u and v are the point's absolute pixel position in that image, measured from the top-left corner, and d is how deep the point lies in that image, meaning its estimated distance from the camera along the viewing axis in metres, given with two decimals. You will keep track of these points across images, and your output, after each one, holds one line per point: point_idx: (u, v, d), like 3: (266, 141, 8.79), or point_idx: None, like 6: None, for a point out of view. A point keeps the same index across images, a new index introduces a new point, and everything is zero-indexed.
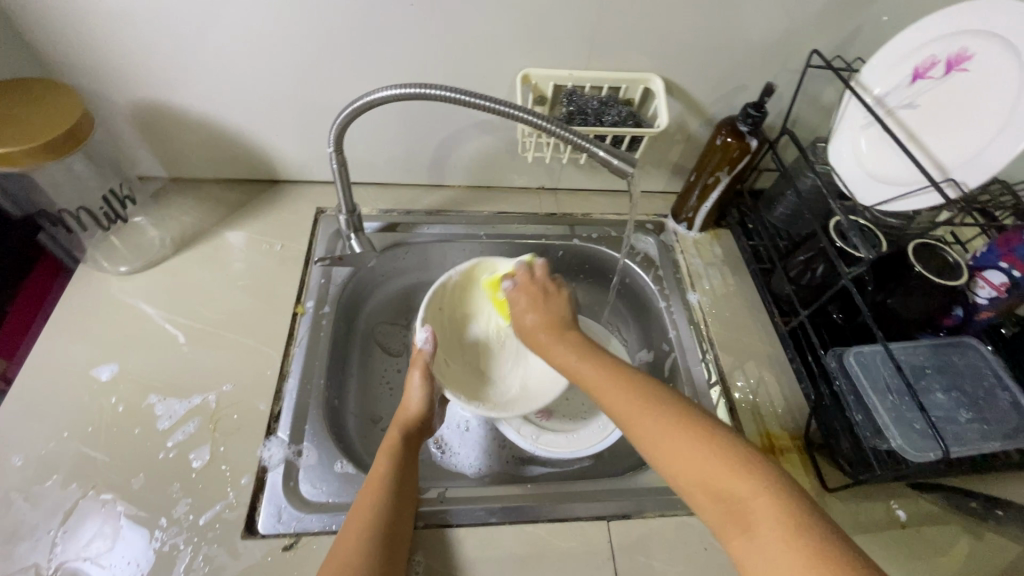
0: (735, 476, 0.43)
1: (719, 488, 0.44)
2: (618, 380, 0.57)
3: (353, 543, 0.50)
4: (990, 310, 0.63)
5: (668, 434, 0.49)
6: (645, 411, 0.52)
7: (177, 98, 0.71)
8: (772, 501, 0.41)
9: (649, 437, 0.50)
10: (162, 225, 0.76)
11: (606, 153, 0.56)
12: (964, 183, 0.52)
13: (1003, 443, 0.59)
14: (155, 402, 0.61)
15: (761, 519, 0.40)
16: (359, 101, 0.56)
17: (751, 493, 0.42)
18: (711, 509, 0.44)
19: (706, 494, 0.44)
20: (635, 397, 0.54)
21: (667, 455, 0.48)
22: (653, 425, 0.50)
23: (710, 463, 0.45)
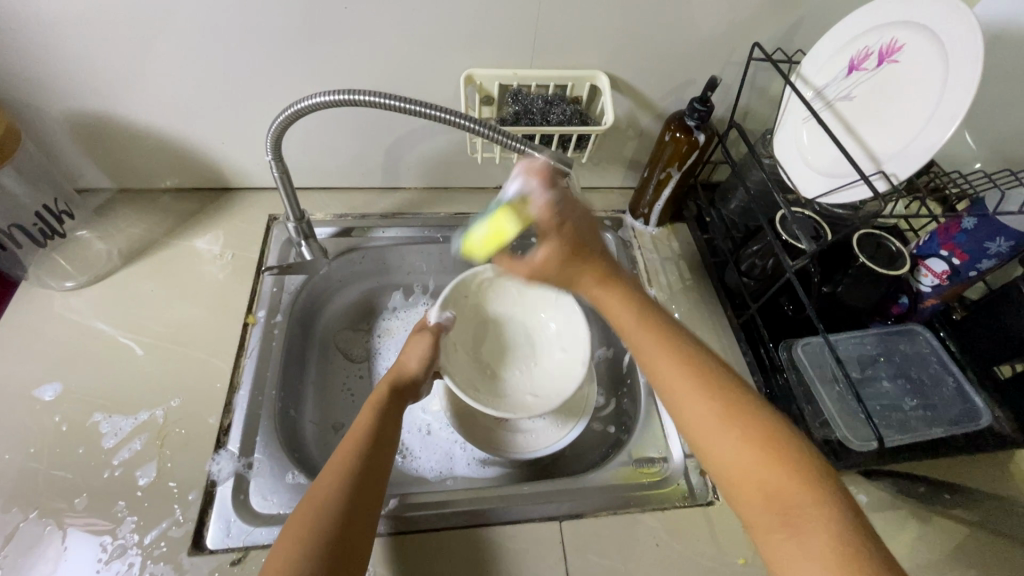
0: (794, 484, 0.42)
1: (769, 487, 0.43)
2: (665, 343, 0.54)
3: (321, 487, 0.50)
4: (935, 297, 0.64)
5: (724, 422, 0.47)
6: (698, 389, 0.49)
7: (116, 109, 0.70)
8: (829, 518, 0.40)
9: (700, 420, 0.48)
10: (108, 238, 0.75)
11: (542, 155, 0.56)
12: (895, 175, 0.52)
13: (947, 429, 0.60)
14: (100, 420, 0.60)
15: (810, 529, 0.40)
16: (290, 110, 0.55)
17: (807, 503, 0.41)
18: (755, 508, 0.44)
19: (756, 492, 0.44)
20: (683, 365, 0.51)
21: (720, 442, 0.47)
22: (707, 408, 0.48)
23: (768, 463, 0.44)
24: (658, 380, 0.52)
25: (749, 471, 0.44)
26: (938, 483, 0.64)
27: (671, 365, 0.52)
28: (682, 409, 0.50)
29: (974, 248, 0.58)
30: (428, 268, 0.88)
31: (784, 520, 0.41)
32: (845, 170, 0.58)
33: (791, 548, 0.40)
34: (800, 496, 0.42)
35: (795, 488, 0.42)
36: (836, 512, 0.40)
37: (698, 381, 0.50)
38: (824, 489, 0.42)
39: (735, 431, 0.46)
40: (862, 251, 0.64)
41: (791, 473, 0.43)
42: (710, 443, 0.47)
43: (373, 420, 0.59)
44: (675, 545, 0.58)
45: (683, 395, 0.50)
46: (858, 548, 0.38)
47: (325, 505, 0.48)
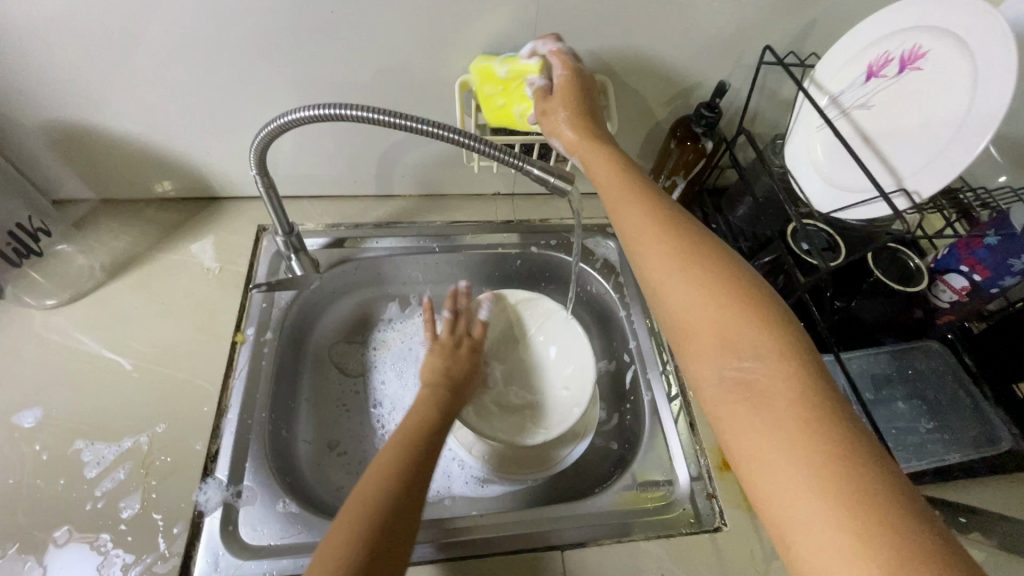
0: (754, 336, 0.41)
1: (730, 342, 0.42)
2: (649, 219, 0.50)
3: (368, 487, 0.49)
4: (953, 313, 0.61)
5: (690, 285, 0.45)
6: (666, 251, 0.48)
7: (95, 119, 0.66)
8: (787, 373, 0.39)
9: (665, 289, 0.47)
10: (91, 251, 0.72)
11: (541, 171, 0.52)
12: (917, 192, 0.49)
13: (965, 454, 0.58)
14: (83, 448, 0.58)
15: (772, 396, 0.38)
16: (273, 124, 0.52)
17: (764, 358, 0.40)
18: (709, 365, 0.43)
19: (716, 349, 0.42)
20: (663, 237, 0.49)
21: (684, 305, 0.45)
22: (672, 268, 0.47)
23: (728, 316, 0.43)
24: (618, 214, 0.53)
25: (708, 336, 0.43)
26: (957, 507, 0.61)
27: (647, 229, 0.50)
28: (647, 272, 0.49)
29: (997, 264, 0.55)
30: (424, 279, 0.85)
31: (747, 389, 0.40)
32: (863, 185, 0.55)
33: (744, 409, 0.39)
34: (764, 353, 0.40)
35: (754, 337, 0.41)
36: (795, 369, 0.39)
37: (671, 243, 0.48)
38: (789, 351, 0.40)
39: (697, 291, 0.45)
40: (876, 267, 0.63)
41: (755, 328, 0.41)
42: (671, 303, 0.46)
43: (424, 430, 0.59)
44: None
45: (651, 256, 0.49)
46: (814, 405, 0.37)
47: (372, 505, 0.47)
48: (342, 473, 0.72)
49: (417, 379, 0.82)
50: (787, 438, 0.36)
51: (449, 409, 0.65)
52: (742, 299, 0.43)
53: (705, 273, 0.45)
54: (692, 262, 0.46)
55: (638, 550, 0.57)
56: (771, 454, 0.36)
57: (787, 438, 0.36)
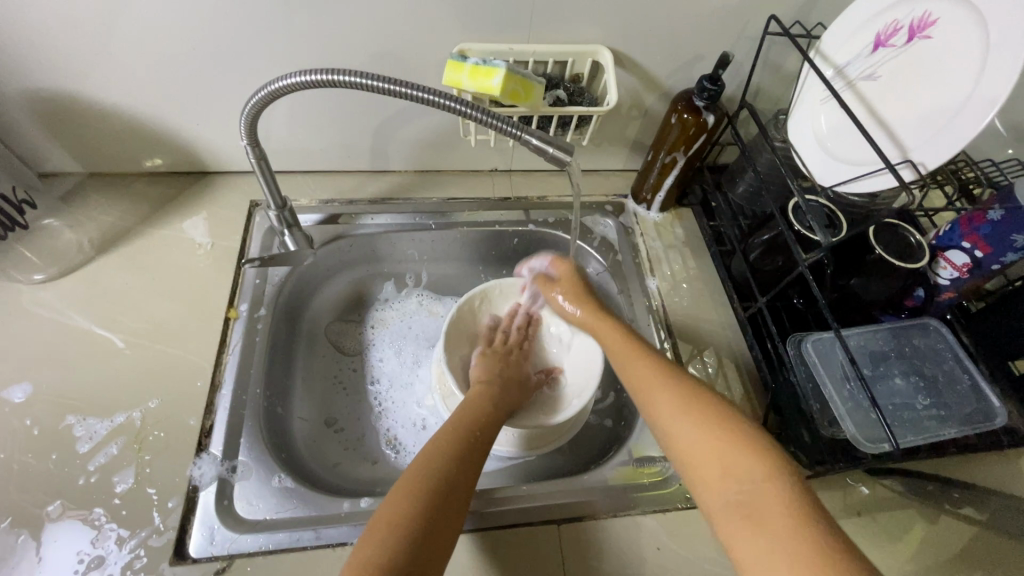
0: (752, 462, 0.45)
1: (731, 470, 0.45)
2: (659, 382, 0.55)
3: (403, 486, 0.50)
4: (953, 290, 0.61)
5: (693, 428, 0.49)
6: (671, 408, 0.52)
7: (79, 88, 0.64)
8: (785, 496, 0.42)
9: (673, 432, 0.51)
10: (79, 226, 0.71)
11: (540, 141, 0.51)
12: (922, 164, 0.48)
13: (961, 429, 0.57)
14: (74, 423, 0.57)
15: (772, 516, 0.41)
16: (263, 91, 0.50)
17: (761, 484, 0.43)
18: (715, 490, 0.45)
19: (718, 475, 0.46)
20: (667, 391, 0.53)
21: (690, 449, 0.49)
22: (679, 418, 0.51)
23: (729, 448, 0.46)
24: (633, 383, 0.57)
25: (712, 465, 0.47)
26: (948, 481, 0.61)
27: (661, 397, 0.53)
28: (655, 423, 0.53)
29: (999, 240, 0.55)
30: (420, 257, 0.84)
31: (744, 514, 0.42)
32: (867, 158, 0.54)
33: (747, 532, 0.41)
34: (761, 477, 0.44)
35: (753, 466, 0.44)
36: (792, 493, 0.42)
37: (681, 402, 0.52)
38: (784, 476, 0.43)
39: (700, 430, 0.49)
40: (877, 242, 0.62)
41: (756, 458, 0.45)
42: (678, 442, 0.50)
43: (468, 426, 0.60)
44: (676, 550, 0.56)
45: (661, 422, 0.52)
46: (813, 526, 0.39)
47: (408, 509, 0.48)
48: (339, 451, 0.72)
49: (414, 358, 0.82)
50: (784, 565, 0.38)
51: (497, 406, 0.65)
52: (741, 429, 0.47)
53: (711, 416, 0.49)
54: (699, 410, 0.50)
55: (635, 524, 0.57)
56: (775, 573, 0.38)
57: (790, 558, 0.38)
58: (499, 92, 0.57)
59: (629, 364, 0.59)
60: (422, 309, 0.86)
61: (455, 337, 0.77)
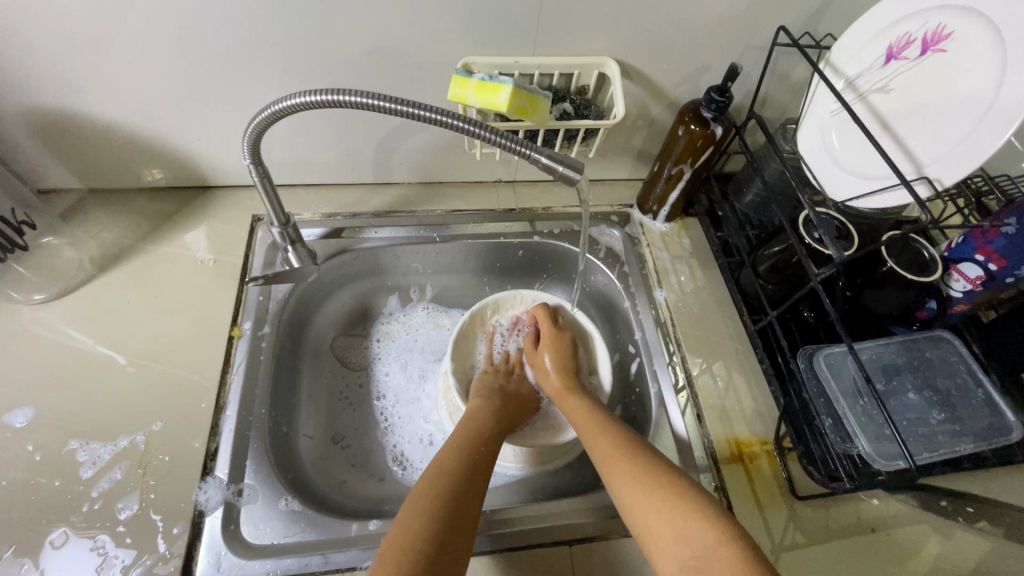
0: (704, 526, 0.46)
1: (684, 536, 0.46)
2: (617, 450, 0.56)
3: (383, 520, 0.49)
4: (966, 302, 0.61)
5: (647, 495, 0.50)
6: (630, 472, 0.53)
7: (77, 104, 0.63)
8: (734, 557, 0.43)
9: (626, 497, 0.52)
10: (78, 243, 0.69)
11: (549, 160, 0.50)
12: (938, 180, 0.47)
13: (976, 444, 0.57)
14: (77, 448, 0.56)
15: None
16: (267, 111, 0.49)
17: (712, 547, 0.44)
18: (671, 557, 0.46)
19: (672, 541, 0.46)
20: (623, 458, 0.55)
21: (645, 515, 0.49)
22: (633, 486, 0.52)
23: (678, 514, 0.47)
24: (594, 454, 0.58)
25: (665, 534, 0.47)
26: (963, 495, 0.61)
27: (616, 464, 0.55)
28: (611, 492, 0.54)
29: (1014, 254, 0.54)
30: (424, 270, 0.83)
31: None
32: (881, 172, 0.53)
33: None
34: (712, 541, 0.45)
35: (702, 530, 0.46)
36: (742, 555, 0.43)
37: (633, 469, 0.53)
38: (733, 538, 0.44)
39: (653, 498, 0.50)
40: (890, 254, 0.60)
41: (702, 523, 0.46)
42: (633, 509, 0.50)
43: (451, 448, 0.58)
44: None
45: (619, 489, 0.53)
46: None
47: (419, 524, 0.48)
48: (346, 468, 0.71)
49: (421, 372, 0.81)
50: None
51: (499, 419, 0.65)
52: (689, 495, 0.49)
53: (662, 482, 0.51)
54: (651, 476, 0.52)
55: None
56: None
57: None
58: (506, 108, 0.56)
59: (590, 433, 0.60)
60: (429, 322, 0.86)
61: (458, 351, 0.76)
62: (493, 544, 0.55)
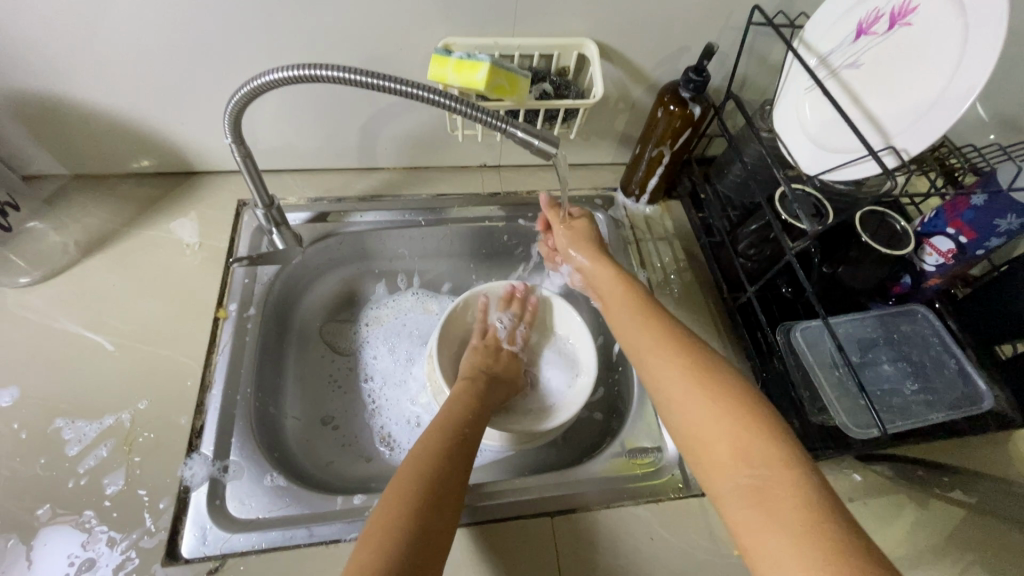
0: (759, 443, 0.42)
1: (740, 448, 0.42)
2: (670, 353, 0.51)
3: (393, 501, 0.47)
4: (938, 276, 0.62)
5: (705, 404, 0.46)
6: (680, 373, 0.49)
7: (59, 89, 0.63)
8: (796, 481, 0.39)
9: (682, 407, 0.48)
10: (64, 228, 0.70)
11: (525, 134, 0.50)
12: (904, 150, 0.49)
13: (948, 412, 0.58)
14: (63, 426, 0.57)
15: (781, 502, 0.38)
16: (245, 88, 0.50)
17: (772, 466, 0.40)
18: (723, 471, 0.43)
19: (727, 454, 0.43)
20: (676, 363, 0.50)
21: (698, 424, 0.46)
22: (688, 392, 0.48)
23: (734, 426, 0.44)
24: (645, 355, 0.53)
25: (721, 444, 0.43)
26: (937, 465, 0.63)
27: (668, 368, 0.50)
28: (664, 397, 0.50)
29: (984, 225, 0.55)
30: (411, 255, 0.84)
31: (758, 498, 0.39)
32: (851, 145, 0.54)
33: (758, 515, 0.39)
34: (772, 458, 0.41)
35: (758, 446, 0.42)
36: (806, 479, 0.39)
37: (687, 375, 0.49)
38: (795, 460, 0.40)
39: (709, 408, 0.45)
40: (864, 229, 0.61)
41: (763, 438, 0.42)
42: (687, 418, 0.47)
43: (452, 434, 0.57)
44: (668, 538, 0.56)
45: (674, 399, 0.49)
46: (826, 515, 0.37)
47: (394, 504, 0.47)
48: (335, 448, 0.72)
49: (409, 355, 0.82)
50: (805, 555, 0.35)
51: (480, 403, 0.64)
52: (750, 409, 0.44)
53: (715, 389, 0.47)
54: (707, 383, 0.47)
55: (627, 515, 0.57)
56: (789, 561, 0.36)
57: (805, 545, 0.35)
58: (484, 86, 0.57)
59: (633, 339, 0.56)
60: (418, 307, 0.87)
61: (447, 334, 0.77)
62: (467, 518, 0.56)
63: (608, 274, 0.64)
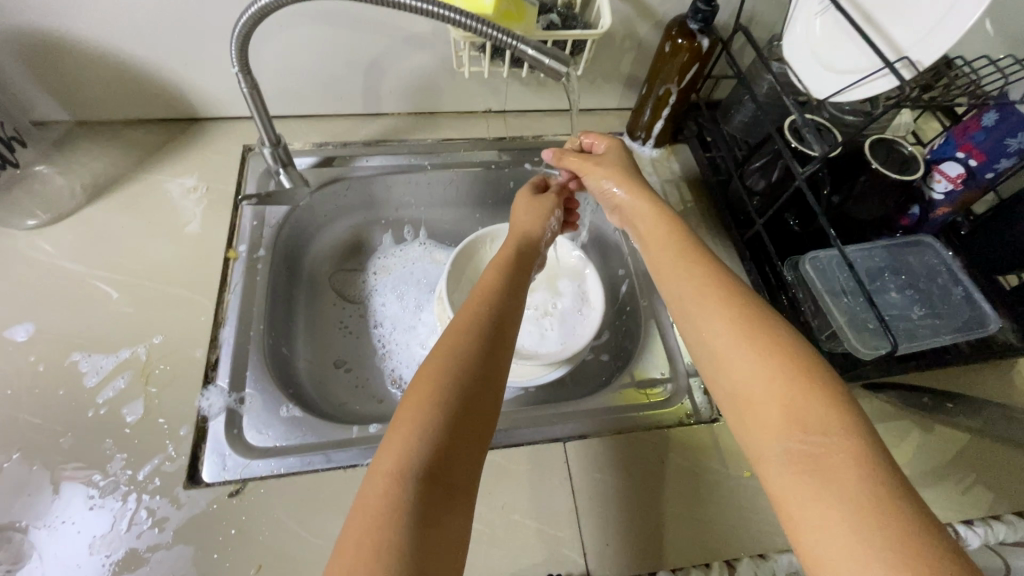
0: (822, 411, 0.38)
1: (800, 415, 0.38)
2: (725, 304, 0.46)
3: (411, 410, 0.40)
4: (948, 205, 0.62)
5: (762, 362, 0.42)
6: (732, 328, 0.45)
7: (60, 27, 0.63)
8: (864, 458, 0.35)
9: (732, 366, 0.43)
10: (70, 172, 0.70)
11: (535, 52, 0.50)
12: (919, 62, 0.49)
13: (954, 336, 0.59)
14: (79, 359, 0.57)
15: (843, 473, 0.35)
16: (253, 8, 0.49)
17: (835, 435, 0.36)
18: (773, 433, 0.39)
19: (782, 418, 0.39)
20: (732, 316, 0.45)
21: (749, 382, 0.42)
22: (737, 348, 0.43)
23: (794, 389, 0.39)
24: (697, 303, 0.48)
25: (773, 408, 0.39)
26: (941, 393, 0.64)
27: (713, 320, 0.46)
28: (713, 348, 0.45)
29: (994, 147, 0.56)
30: (417, 203, 0.84)
31: (812, 467, 0.36)
32: (862, 65, 0.54)
33: (814, 485, 0.35)
34: (836, 431, 0.37)
35: (823, 412, 0.38)
36: (873, 459, 0.35)
37: (740, 329, 0.44)
38: (861, 434, 0.36)
39: (767, 366, 0.41)
40: (874, 157, 0.61)
41: (829, 407, 0.38)
42: (739, 376, 0.42)
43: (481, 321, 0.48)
44: (679, 462, 0.57)
45: (722, 351, 0.44)
46: (891, 498, 0.33)
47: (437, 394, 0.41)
48: (348, 388, 0.73)
49: (417, 302, 0.82)
50: (859, 537, 0.32)
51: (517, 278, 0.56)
52: (813, 373, 0.40)
53: (774, 347, 0.42)
54: (762, 339, 0.43)
55: (638, 440, 0.58)
56: (846, 537, 0.33)
57: (865, 528, 0.32)
58: (490, 12, 0.56)
59: (675, 289, 0.51)
60: (425, 257, 0.87)
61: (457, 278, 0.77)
62: None
63: (647, 213, 0.60)
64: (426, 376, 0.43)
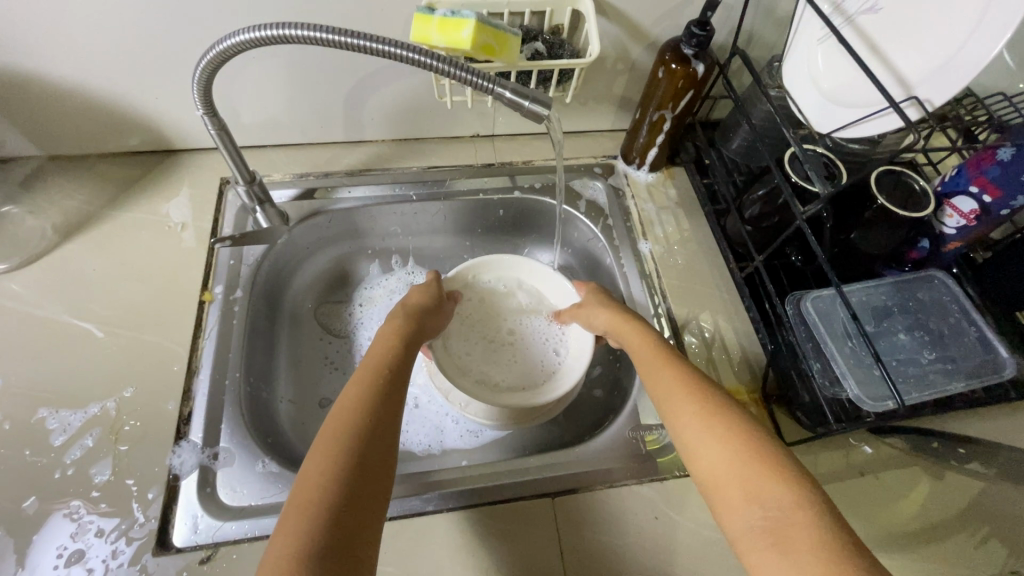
0: (774, 483, 0.38)
1: (754, 490, 0.39)
2: (684, 393, 0.48)
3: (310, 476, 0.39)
4: (959, 240, 0.58)
5: (716, 443, 0.43)
6: (695, 414, 0.46)
7: (21, 65, 0.60)
8: (818, 526, 0.35)
9: (695, 453, 0.44)
10: (40, 212, 0.67)
11: (514, 94, 0.47)
12: (927, 101, 0.45)
13: (968, 382, 0.55)
14: (47, 416, 0.55)
15: (800, 543, 0.34)
16: (212, 52, 0.46)
17: (785, 507, 0.37)
18: (736, 514, 0.39)
19: (740, 496, 0.39)
20: (690, 402, 0.47)
21: (709, 465, 0.42)
22: (701, 429, 0.45)
23: (748, 465, 0.40)
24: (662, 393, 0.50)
25: (733, 486, 0.40)
26: (954, 437, 0.60)
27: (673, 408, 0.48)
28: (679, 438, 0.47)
29: (1009, 182, 0.52)
30: (404, 232, 0.81)
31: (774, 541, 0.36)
32: (868, 100, 0.51)
33: (776, 560, 0.35)
34: (788, 501, 0.37)
35: (775, 486, 0.38)
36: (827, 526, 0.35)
37: (699, 414, 0.46)
38: (812, 502, 0.37)
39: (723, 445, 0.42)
40: (880, 191, 0.57)
41: (780, 478, 0.39)
42: (699, 460, 0.43)
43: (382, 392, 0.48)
44: (674, 518, 0.54)
45: (685, 433, 0.46)
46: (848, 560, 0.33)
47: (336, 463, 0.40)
48: None
49: None
50: None
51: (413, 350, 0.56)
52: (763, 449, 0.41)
53: (728, 428, 0.44)
54: (716, 421, 0.45)
55: (630, 494, 0.56)
56: None
57: None
58: (469, 46, 0.53)
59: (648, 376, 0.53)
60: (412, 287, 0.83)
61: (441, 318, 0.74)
62: (464, 501, 0.54)
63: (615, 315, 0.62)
64: (331, 442, 0.42)
